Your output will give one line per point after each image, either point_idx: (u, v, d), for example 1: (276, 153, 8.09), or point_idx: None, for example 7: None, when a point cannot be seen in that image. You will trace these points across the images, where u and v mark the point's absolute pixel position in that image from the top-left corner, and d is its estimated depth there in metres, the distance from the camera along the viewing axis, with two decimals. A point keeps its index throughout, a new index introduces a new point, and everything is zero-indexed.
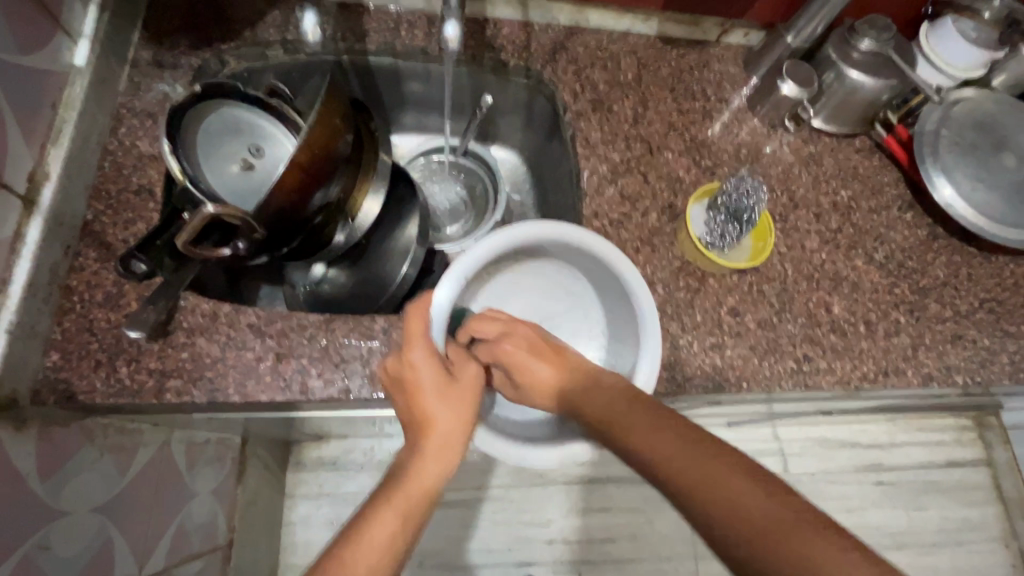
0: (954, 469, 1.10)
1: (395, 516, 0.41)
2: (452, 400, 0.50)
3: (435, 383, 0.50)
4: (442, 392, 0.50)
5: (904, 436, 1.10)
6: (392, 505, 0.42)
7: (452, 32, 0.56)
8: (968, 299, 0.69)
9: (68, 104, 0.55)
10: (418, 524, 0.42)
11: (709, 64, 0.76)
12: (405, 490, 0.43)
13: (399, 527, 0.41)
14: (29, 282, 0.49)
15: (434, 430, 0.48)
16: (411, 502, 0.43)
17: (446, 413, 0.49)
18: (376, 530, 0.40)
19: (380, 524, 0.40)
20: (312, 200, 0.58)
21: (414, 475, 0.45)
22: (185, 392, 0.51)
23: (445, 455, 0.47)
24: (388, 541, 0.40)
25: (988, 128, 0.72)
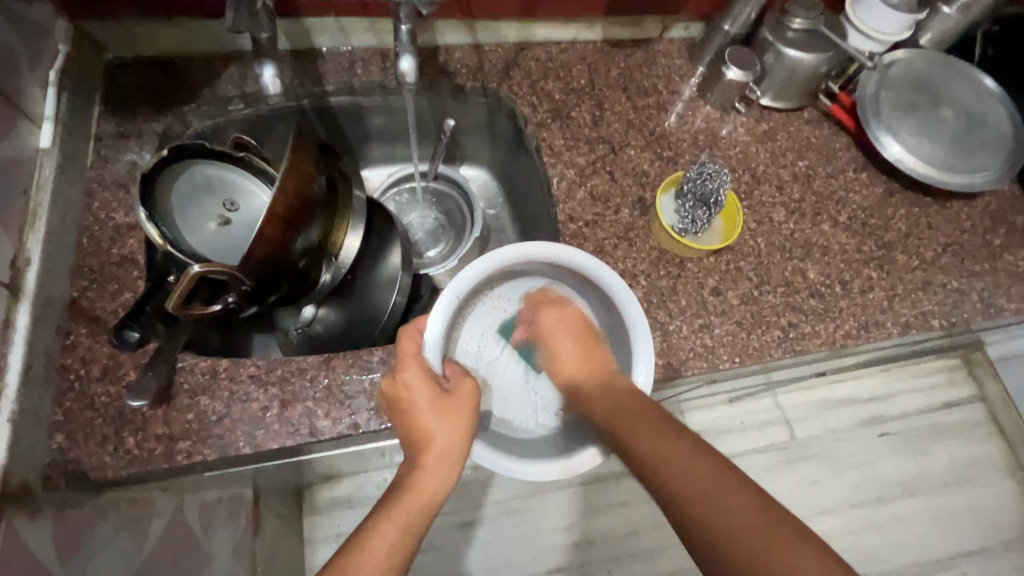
0: (951, 410, 1.13)
1: (395, 527, 0.44)
2: (449, 415, 0.52)
3: (429, 398, 0.52)
4: (437, 407, 0.52)
5: (898, 385, 1.13)
6: (392, 519, 0.45)
7: (407, 66, 0.58)
8: (932, 247, 0.73)
9: (40, 187, 0.55)
10: (416, 536, 0.45)
11: (656, 61, 0.80)
12: (405, 501, 0.47)
13: (398, 537, 0.44)
14: (25, 368, 0.49)
15: (432, 444, 0.50)
16: (412, 514, 0.46)
17: (445, 426, 0.51)
18: (376, 540, 0.43)
19: (381, 534, 0.44)
20: (293, 246, 0.59)
21: (412, 487, 0.48)
22: (196, 452, 0.52)
23: (444, 466, 0.50)
24: (388, 552, 0.43)
25: (923, 85, 0.77)
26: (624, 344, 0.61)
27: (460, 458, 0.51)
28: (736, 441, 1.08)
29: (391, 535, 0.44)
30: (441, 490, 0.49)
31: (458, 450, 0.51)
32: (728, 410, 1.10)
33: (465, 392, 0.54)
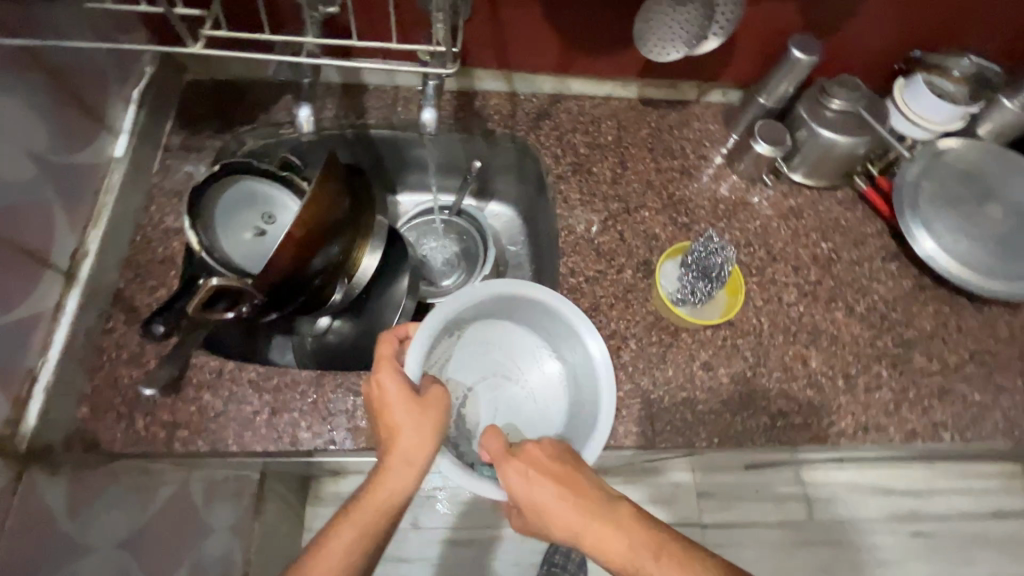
0: (1003, 522, 1.04)
1: (353, 535, 0.46)
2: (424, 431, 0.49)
3: (405, 402, 0.49)
4: (408, 407, 0.49)
5: (944, 482, 1.05)
6: (348, 527, 0.46)
7: (429, 116, 0.62)
8: (957, 352, 0.68)
9: (108, 189, 0.64)
10: (376, 541, 0.47)
11: (689, 123, 0.80)
12: (361, 507, 0.47)
13: (351, 546, 0.46)
14: (66, 345, 0.57)
15: (396, 445, 0.48)
16: (372, 518, 0.47)
17: (416, 435, 0.49)
18: (331, 548, 0.45)
19: (333, 547, 0.45)
20: (309, 264, 0.65)
21: (373, 494, 0.47)
22: (191, 442, 0.58)
23: (405, 476, 0.48)
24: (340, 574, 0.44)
25: (972, 179, 0.72)
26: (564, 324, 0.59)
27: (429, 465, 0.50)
28: (748, 511, 1.03)
29: (344, 546, 0.45)
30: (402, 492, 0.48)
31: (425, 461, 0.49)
32: (748, 478, 1.05)
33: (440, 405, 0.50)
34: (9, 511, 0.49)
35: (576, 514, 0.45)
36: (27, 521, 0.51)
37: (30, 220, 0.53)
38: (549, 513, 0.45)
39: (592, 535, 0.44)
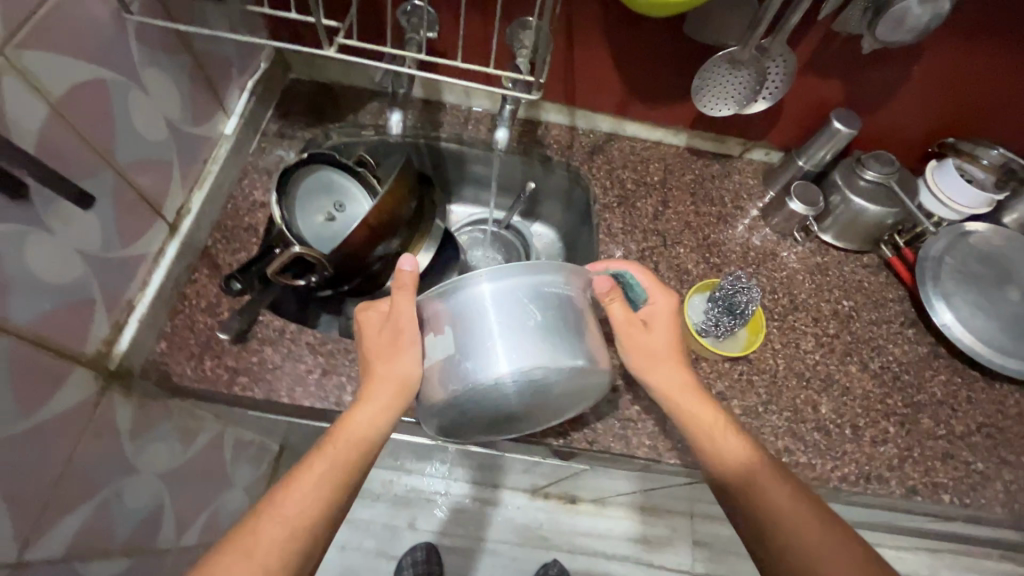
0: None
1: (321, 469, 0.51)
2: (394, 358, 0.54)
3: (374, 335, 0.56)
4: (384, 332, 0.56)
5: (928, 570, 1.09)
6: (319, 458, 0.52)
7: (502, 135, 0.70)
8: (965, 421, 0.71)
9: (214, 159, 0.73)
10: (347, 471, 0.52)
11: (730, 175, 0.87)
12: (344, 436, 0.54)
13: (322, 475, 0.51)
14: (160, 286, 0.65)
15: (374, 376, 0.55)
16: (349, 448, 0.53)
17: (386, 365, 0.55)
18: (302, 481, 0.51)
19: (305, 477, 0.51)
20: (373, 250, 0.72)
21: (345, 426, 0.54)
22: (249, 388, 0.64)
23: (382, 405, 0.54)
24: (301, 505, 0.49)
25: (994, 262, 0.77)
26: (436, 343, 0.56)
27: (404, 401, 0.55)
28: None
29: (314, 477, 0.51)
30: (376, 421, 0.54)
31: (406, 389, 0.55)
32: None
33: (406, 313, 0.55)
34: (90, 419, 0.56)
35: (672, 366, 0.60)
36: (99, 430, 0.58)
37: (155, 174, 0.62)
38: (660, 347, 0.60)
39: (677, 391, 0.59)
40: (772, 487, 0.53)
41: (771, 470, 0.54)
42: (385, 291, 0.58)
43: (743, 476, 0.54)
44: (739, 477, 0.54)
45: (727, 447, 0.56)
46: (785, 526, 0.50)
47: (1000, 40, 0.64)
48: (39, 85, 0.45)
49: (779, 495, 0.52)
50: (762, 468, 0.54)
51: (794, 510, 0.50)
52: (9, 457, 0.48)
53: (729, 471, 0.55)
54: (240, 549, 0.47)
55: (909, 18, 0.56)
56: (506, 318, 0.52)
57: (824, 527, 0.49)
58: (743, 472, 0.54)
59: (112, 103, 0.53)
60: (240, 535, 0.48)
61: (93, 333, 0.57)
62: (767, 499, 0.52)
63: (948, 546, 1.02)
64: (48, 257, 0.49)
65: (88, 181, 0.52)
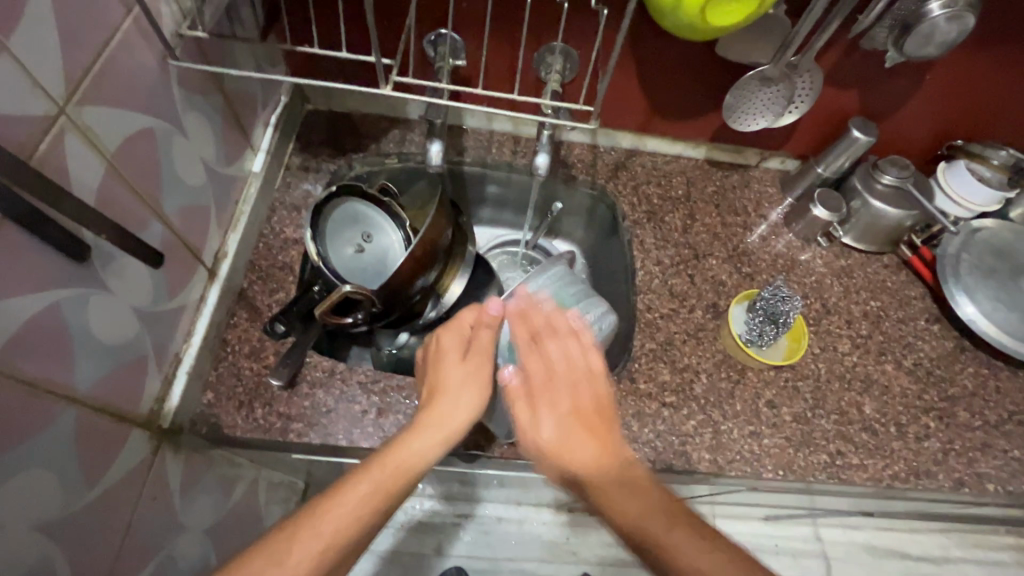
0: None
1: (368, 485, 0.47)
2: (467, 391, 0.56)
3: (451, 363, 0.58)
4: (464, 361, 0.58)
5: (958, 551, 1.07)
6: (370, 475, 0.48)
7: (542, 160, 0.70)
8: (997, 411, 0.75)
9: (245, 199, 0.71)
10: (390, 500, 0.48)
11: (750, 184, 0.89)
12: (396, 459, 0.50)
13: (366, 496, 0.47)
14: (205, 334, 0.62)
15: (442, 401, 0.56)
16: (397, 473, 0.49)
17: (455, 394, 0.56)
18: (345, 497, 0.46)
19: (349, 495, 0.47)
20: (415, 282, 0.71)
21: (399, 449, 0.51)
22: (305, 434, 0.63)
23: (439, 433, 0.53)
24: (341, 526, 0.45)
25: (1007, 255, 0.81)
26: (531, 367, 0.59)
27: (455, 436, 0.55)
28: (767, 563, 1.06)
29: (360, 496, 0.47)
30: (428, 450, 0.52)
31: (462, 426, 0.55)
32: (767, 529, 1.07)
33: (486, 346, 0.59)
34: (146, 482, 0.54)
35: (565, 415, 0.55)
36: (154, 492, 0.55)
37: (194, 219, 0.60)
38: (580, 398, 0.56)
39: (562, 440, 0.53)
40: (623, 502, 0.48)
41: (614, 478, 0.50)
42: (460, 313, 0.62)
43: (621, 511, 0.48)
44: (615, 503, 0.48)
45: (620, 498, 0.48)
46: (638, 543, 0.46)
47: (1006, 47, 0.68)
48: (97, 140, 0.43)
49: (620, 496, 0.48)
50: (614, 471, 0.51)
51: (621, 503, 0.48)
52: (77, 532, 0.45)
53: (613, 504, 0.48)
54: (271, 564, 0.42)
55: (935, 34, 0.59)
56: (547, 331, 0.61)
57: (641, 502, 0.48)
58: (619, 501, 0.48)
59: (159, 150, 0.52)
60: (268, 554, 0.43)
61: (146, 392, 0.55)
62: (612, 500, 0.49)
63: (968, 526, 1.05)
64: (107, 317, 0.47)
65: (139, 233, 0.50)
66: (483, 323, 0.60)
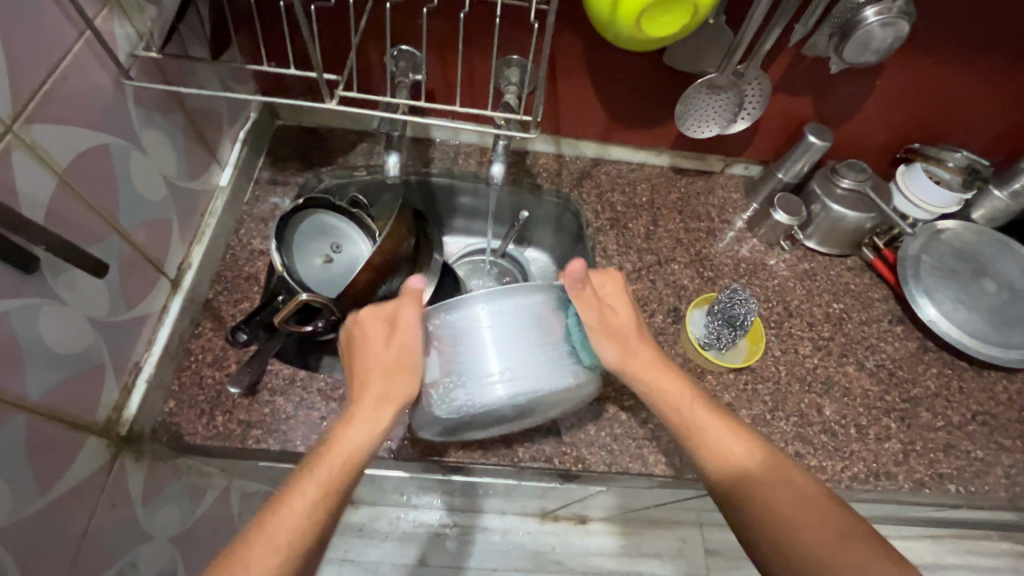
0: None
1: (312, 490, 0.47)
2: (395, 374, 0.52)
3: (374, 345, 0.53)
4: (388, 338, 0.53)
5: (950, 558, 1.02)
6: (312, 476, 0.47)
7: (497, 170, 0.73)
8: (960, 411, 0.75)
9: (211, 212, 0.73)
10: (339, 494, 0.47)
11: (714, 191, 0.90)
12: (336, 455, 0.48)
13: (312, 500, 0.46)
14: (166, 344, 0.64)
15: (370, 389, 0.52)
16: (339, 471, 0.48)
17: (383, 380, 0.52)
18: (288, 507, 0.46)
19: (294, 501, 0.46)
20: (378, 290, 0.72)
21: (335, 442, 0.49)
22: (263, 440, 0.65)
23: (376, 420, 0.51)
24: (293, 531, 0.45)
25: (969, 257, 0.81)
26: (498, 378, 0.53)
27: (392, 413, 0.52)
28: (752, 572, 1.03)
29: (306, 498, 0.46)
30: (369, 437, 0.50)
31: (401, 402, 0.52)
32: None
33: (414, 329, 0.52)
34: (104, 488, 0.55)
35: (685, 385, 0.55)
36: (113, 499, 0.56)
37: (155, 232, 0.62)
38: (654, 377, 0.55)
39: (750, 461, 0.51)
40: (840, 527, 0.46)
41: (772, 466, 0.50)
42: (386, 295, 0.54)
43: (816, 514, 0.47)
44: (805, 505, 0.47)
45: (788, 504, 0.47)
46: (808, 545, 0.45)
47: (952, 53, 0.70)
48: (47, 157, 0.46)
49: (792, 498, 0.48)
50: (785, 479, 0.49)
51: (795, 512, 0.47)
52: (30, 537, 0.46)
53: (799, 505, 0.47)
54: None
55: (872, 41, 0.61)
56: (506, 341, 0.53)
57: (829, 520, 0.46)
58: (803, 510, 0.47)
59: (116, 167, 0.54)
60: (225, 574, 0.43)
61: (103, 400, 0.56)
62: (778, 501, 0.48)
63: (959, 533, 1.02)
64: (60, 327, 0.49)
65: (97, 245, 0.53)
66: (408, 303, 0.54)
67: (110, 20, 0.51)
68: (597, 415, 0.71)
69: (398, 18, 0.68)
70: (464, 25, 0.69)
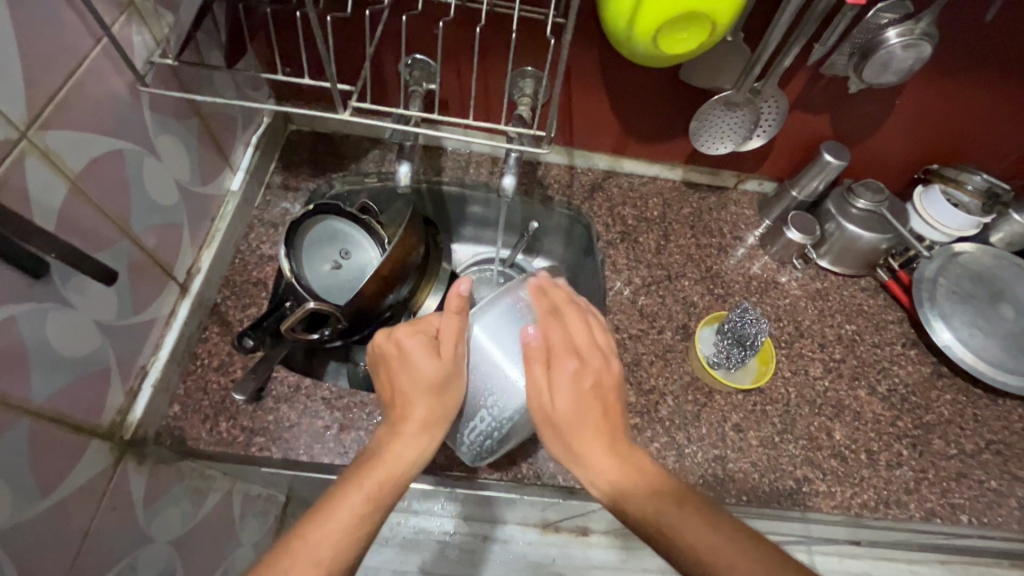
0: None
1: (360, 500, 0.47)
2: (438, 393, 0.53)
3: (421, 363, 0.53)
4: (433, 354, 0.53)
5: None
6: (359, 488, 0.48)
7: (508, 181, 0.71)
8: (974, 440, 0.73)
9: (222, 216, 0.74)
10: (383, 508, 0.48)
11: (727, 207, 0.89)
12: (382, 471, 0.49)
13: (358, 511, 0.47)
14: (173, 348, 0.64)
15: (413, 408, 0.53)
16: (382, 486, 0.48)
17: (425, 399, 0.52)
18: (336, 515, 0.46)
19: (339, 512, 0.46)
20: (384, 299, 0.71)
21: (384, 457, 0.50)
22: (266, 448, 0.65)
23: (422, 441, 0.52)
24: (337, 538, 0.45)
25: (986, 281, 0.79)
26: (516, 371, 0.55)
27: (437, 434, 0.53)
28: None
29: (351, 508, 0.46)
30: (413, 457, 0.51)
31: (442, 423, 0.53)
32: None
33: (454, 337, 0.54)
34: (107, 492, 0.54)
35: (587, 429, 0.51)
36: (114, 503, 0.55)
37: (166, 236, 0.63)
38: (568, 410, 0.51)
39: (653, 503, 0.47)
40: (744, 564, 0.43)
41: (675, 491, 0.48)
42: (423, 316, 0.57)
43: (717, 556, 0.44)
44: (708, 549, 0.44)
45: (699, 540, 0.45)
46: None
47: (977, 74, 0.68)
48: (60, 163, 0.46)
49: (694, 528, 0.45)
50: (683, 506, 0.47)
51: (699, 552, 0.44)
52: (33, 541, 0.46)
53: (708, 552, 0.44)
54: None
55: (892, 62, 0.61)
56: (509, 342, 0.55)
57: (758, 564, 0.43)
58: (711, 551, 0.44)
59: (128, 172, 0.54)
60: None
61: (108, 404, 0.56)
62: (696, 552, 0.44)
63: None
64: (66, 331, 0.49)
65: (105, 250, 0.53)
66: (451, 312, 0.54)
67: (127, 27, 0.51)
68: None
69: (414, 27, 0.68)
70: (479, 37, 0.69)
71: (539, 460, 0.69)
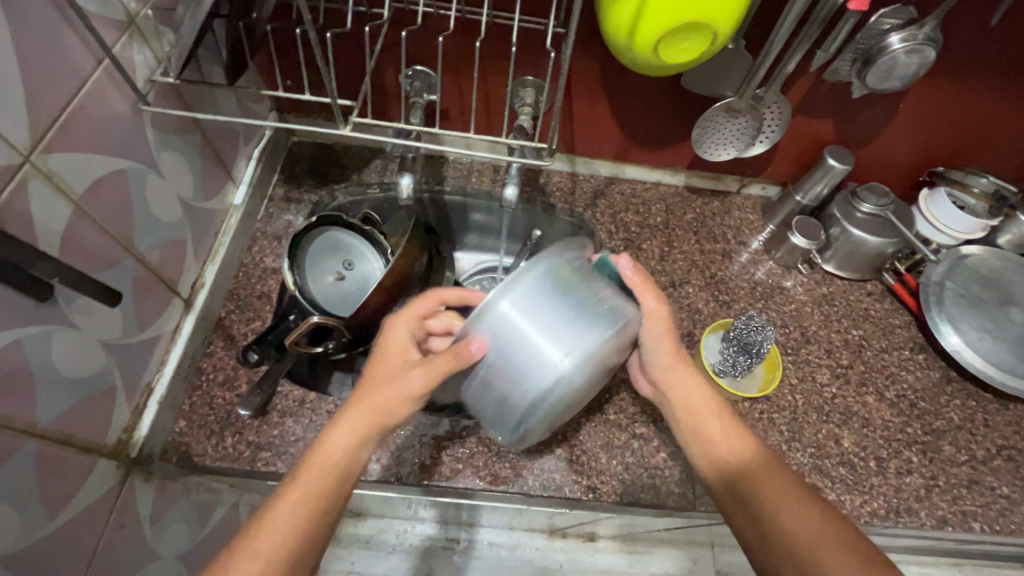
0: None
1: (291, 502, 0.45)
2: (387, 390, 0.49)
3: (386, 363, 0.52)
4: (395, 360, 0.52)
5: None
6: (292, 489, 0.46)
7: (510, 193, 0.71)
8: (985, 446, 0.72)
9: (225, 230, 0.74)
10: (317, 505, 0.46)
11: (730, 211, 0.89)
12: (321, 468, 0.47)
13: (295, 508, 0.45)
14: (178, 364, 0.65)
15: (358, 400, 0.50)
16: (319, 485, 0.46)
17: (376, 390, 0.49)
18: (271, 516, 0.45)
19: (278, 511, 0.45)
20: (390, 311, 0.71)
21: (319, 451, 0.48)
22: (272, 462, 0.65)
23: (361, 428, 0.48)
24: (275, 540, 0.44)
25: (995, 284, 0.79)
26: (558, 349, 0.46)
27: (384, 429, 0.49)
28: None
29: (286, 510, 0.45)
30: (354, 447, 0.48)
31: (387, 416, 0.49)
32: None
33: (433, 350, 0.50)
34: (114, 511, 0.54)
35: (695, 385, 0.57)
36: (121, 520, 0.54)
37: (170, 253, 0.63)
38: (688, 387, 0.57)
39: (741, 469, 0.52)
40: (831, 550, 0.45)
41: (775, 472, 0.51)
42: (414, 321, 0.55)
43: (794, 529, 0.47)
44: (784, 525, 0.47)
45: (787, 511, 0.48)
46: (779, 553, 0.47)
47: (983, 77, 0.68)
48: (63, 186, 0.46)
49: (792, 505, 0.48)
50: (789, 505, 0.48)
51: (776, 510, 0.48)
52: (43, 561, 0.46)
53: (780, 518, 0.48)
54: None
55: (896, 67, 0.60)
56: (547, 312, 0.46)
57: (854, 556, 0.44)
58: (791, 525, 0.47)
59: (130, 190, 0.54)
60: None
61: (114, 422, 0.56)
62: (786, 516, 0.48)
63: None
64: (72, 353, 0.49)
65: (110, 270, 0.53)
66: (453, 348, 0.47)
67: (129, 47, 0.52)
68: (609, 442, 0.71)
69: (415, 39, 0.68)
70: (481, 48, 0.69)
71: (545, 471, 0.69)
